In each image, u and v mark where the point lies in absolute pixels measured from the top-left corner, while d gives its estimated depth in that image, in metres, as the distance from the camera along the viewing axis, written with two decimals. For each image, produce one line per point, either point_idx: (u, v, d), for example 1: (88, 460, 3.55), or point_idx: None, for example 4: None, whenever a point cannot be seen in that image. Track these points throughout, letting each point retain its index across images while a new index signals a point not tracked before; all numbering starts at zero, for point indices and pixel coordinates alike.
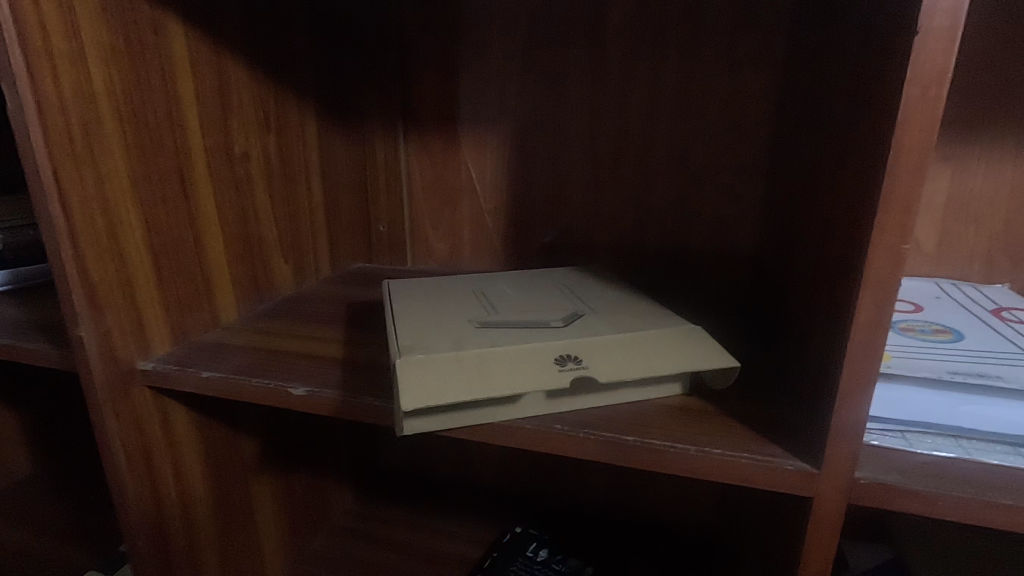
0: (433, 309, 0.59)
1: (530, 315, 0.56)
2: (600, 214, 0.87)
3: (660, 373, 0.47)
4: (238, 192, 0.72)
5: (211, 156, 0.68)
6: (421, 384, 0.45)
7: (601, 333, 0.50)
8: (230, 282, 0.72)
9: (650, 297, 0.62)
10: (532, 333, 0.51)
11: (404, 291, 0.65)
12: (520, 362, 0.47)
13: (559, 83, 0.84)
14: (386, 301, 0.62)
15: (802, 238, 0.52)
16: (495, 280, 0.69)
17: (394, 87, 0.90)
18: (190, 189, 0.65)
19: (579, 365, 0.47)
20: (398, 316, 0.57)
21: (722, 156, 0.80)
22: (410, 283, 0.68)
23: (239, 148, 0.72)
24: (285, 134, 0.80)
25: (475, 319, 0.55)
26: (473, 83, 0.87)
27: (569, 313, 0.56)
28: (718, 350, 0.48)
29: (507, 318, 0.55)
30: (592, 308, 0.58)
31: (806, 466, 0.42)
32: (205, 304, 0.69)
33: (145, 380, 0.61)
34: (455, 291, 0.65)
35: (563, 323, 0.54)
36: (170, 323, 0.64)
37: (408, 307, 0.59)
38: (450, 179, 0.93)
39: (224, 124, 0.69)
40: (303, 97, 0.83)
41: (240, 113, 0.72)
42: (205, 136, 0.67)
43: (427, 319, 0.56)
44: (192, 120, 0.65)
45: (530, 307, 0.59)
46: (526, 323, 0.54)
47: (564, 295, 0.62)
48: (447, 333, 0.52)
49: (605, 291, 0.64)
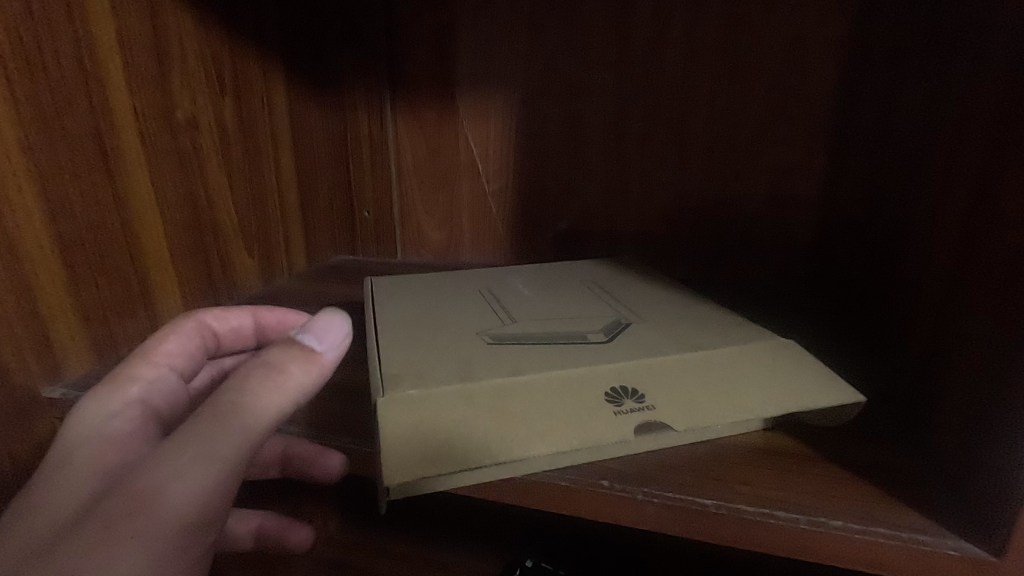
0: (428, 317, 0.45)
1: (560, 325, 0.42)
2: (626, 195, 0.73)
3: (761, 415, 0.34)
4: (183, 168, 0.58)
5: (143, 120, 0.53)
6: (416, 441, 0.31)
7: (668, 360, 0.37)
8: (175, 281, 0.58)
9: (705, 298, 0.49)
10: (571, 354, 0.37)
11: (392, 293, 0.51)
12: (558, 402, 0.34)
13: (578, 38, 0.70)
14: (367, 306, 0.48)
15: (940, 225, 0.39)
16: (504, 276, 0.55)
17: (379, 44, 0.76)
18: (114, 163, 0.50)
19: (643, 407, 0.34)
20: (382, 329, 0.43)
21: (776, 125, 0.66)
22: (400, 281, 0.54)
23: (184, 112, 0.57)
24: (246, 98, 0.65)
25: (486, 333, 0.41)
26: (473, 39, 0.73)
27: (611, 323, 0.43)
28: (830, 381, 0.36)
29: (529, 329, 0.42)
30: (639, 315, 0.44)
31: (976, 550, 0.30)
32: (141, 309, 0.54)
33: (53, 412, 0.47)
34: (456, 293, 0.51)
35: (607, 340, 0.40)
36: (90, 335, 0.50)
37: (395, 316, 0.45)
38: (446, 155, 0.79)
39: (162, 80, 0.55)
40: (267, 53, 0.68)
41: (183, 68, 0.57)
42: (134, 94, 0.52)
43: (421, 334, 0.42)
44: (114, 70, 0.50)
45: (557, 313, 0.45)
46: (558, 339, 0.40)
47: (597, 296, 0.49)
48: (450, 355, 0.38)
49: (647, 291, 0.50)
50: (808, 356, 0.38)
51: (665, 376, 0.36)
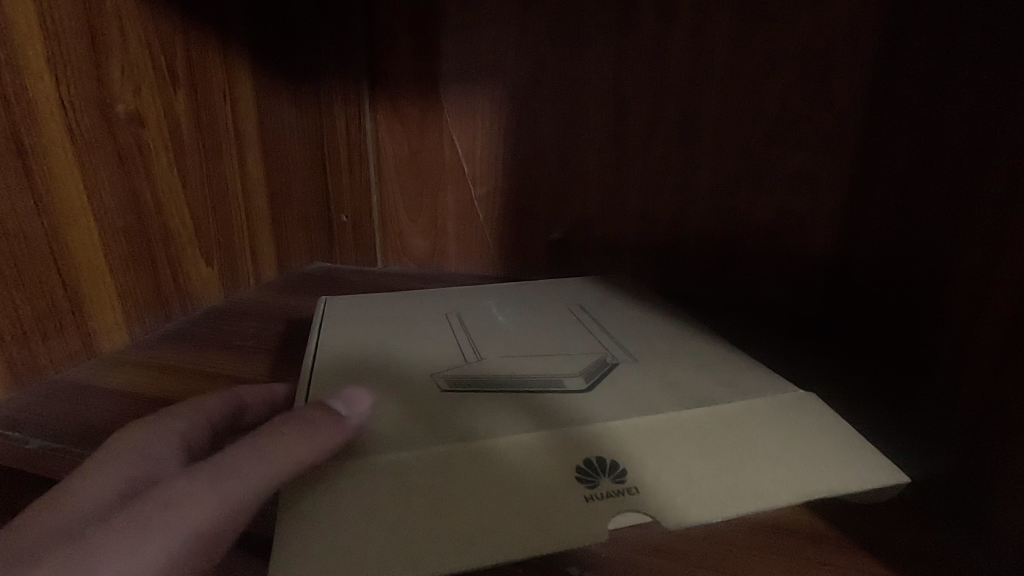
0: (383, 352, 0.39)
1: (535, 365, 0.36)
2: (625, 204, 0.66)
3: (768, 506, 0.27)
4: (125, 167, 0.51)
5: (72, 114, 0.47)
6: (332, 538, 0.26)
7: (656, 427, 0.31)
8: (115, 294, 0.52)
9: (707, 331, 0.42)
10: (543, 416, 0.32)
11: (347, 316, 0.45)
12: (519, 487, 0.28)
13: (573, 29, 0.63)
14: (314, 332, 0.42)
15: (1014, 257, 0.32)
16: (479, 297, 0.48)
17: (356, 36, 0.69)
18: (36, 165, 0.45)
19: (623, 492, 0.28)
20: (327, 366, 0.38)
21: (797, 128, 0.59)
22: (360, 301, 0.48)
23: (126, 106, 0.51)
24: (204, 91, 0.59)
25: (447, 375, 0.36)
26: (458, 30, 0.66)
27: (596, 362, 0.37)
28: (849, 461, 0.30)
29: (498, 371, 0.36)
30: (630, 356, 0.38)
31: None
32: (70, 327, 0.49)
33: None
34: (419, 318, 0.44)
35: (587, 384, 0.35)
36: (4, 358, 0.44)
37: (345, 349, 0.39)
38: (430, 157, 0.72)
39: (98, 72, 0.48)
40: (231, 42, 0.62)
41: (125, 56, 0.50)
42: (61, 84, 0.46)
43: (373, 375, 0.36)
44: (35, 59, 0.44)
45: (534, 349, 0.39)
46: (530, 386, 0.34)
47: (583, 327, 0.42)
48: (403, 411, 0.33)
49: (640, 322, 0.44)
50: (828, 427, 0.32)
51: (650, 450, 0.30)
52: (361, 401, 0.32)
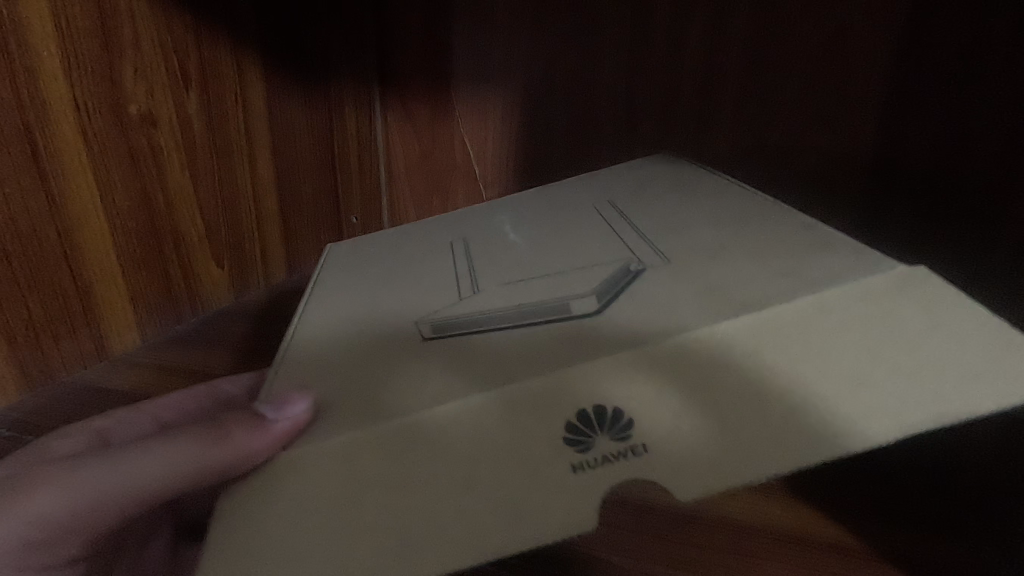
0: (377, 304, 0.36)
1: (539, 286, 0.31)
2: None
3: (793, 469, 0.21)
4: (136, 169, 0.51)
5: (86, 114, 0.46)
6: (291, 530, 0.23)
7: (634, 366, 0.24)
8: (126, 296, 0.52)
9: (746, 205, 0.36)
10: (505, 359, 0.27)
11: (341, 283, 0.42)
12: (506, 462, 0.23)
13: None
14: (294, 319, 0.39)
15: None
16: (489, 223, 0.44)
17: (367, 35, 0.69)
18: (49, 166, 0.44)
19: (620, 455, 0.23)
20: (293, 361, 0.34)
21: None
22: (349, 264, 0.45)
23: (137, 107, 0.50)
24: (214, 91, 0.57)
25: (431, 320, 0.31)
26: (467, 29, 0.66)
27: (617, 270, 0.31)
28: (940, 356, 0.22)
29: (499, 292, 0.32)
30: (652, 246, 0.33)
31: None
32: (83, 331, 0.49)
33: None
34: (425, 258, 0.42)
35: (593, 293, 0.29)
36: (15, 359, 0.45)
37: (317, 342, 0.35)
38: (441, 159, 0.72)
39: (110, 72, 0.48)
40: (241, 40, 0.60)
41: (138, 57, 0.50)
42: (75, 85, 0.45)
43: (342, 362, 0.32)
44: (49, 61, 0.44)
45: (544, 263, 0.35)
46: (529, 317, 0.29)
47: (604, 230, 0.38)
48: (377, 368, 0.29)
49: (675, 212, 0.38)
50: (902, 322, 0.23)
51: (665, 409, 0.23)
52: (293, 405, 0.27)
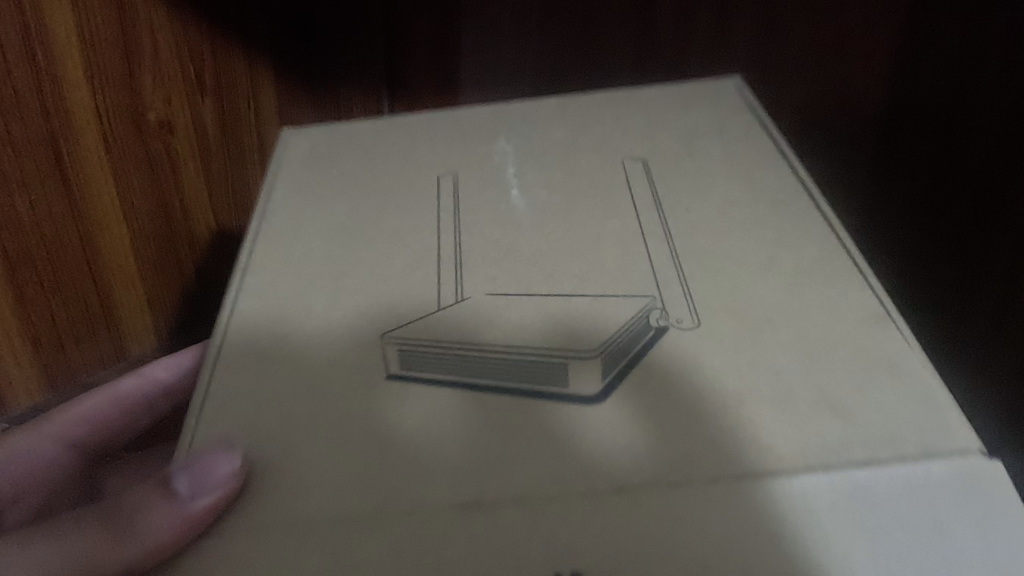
0: (350, 309, 0.36)
1: (528, 323, 0.33)
2: None
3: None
4: (155, 175, 0.52)
5: (107, 123, 0.48)
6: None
7: (613, 465, 0.28)
8: (144, 299, 0.53)
9: (774, 218, 0.38)
10: (497, 440, 0.29)
11: (325, 211, 0.43)
12: (490, 556, 0.26)
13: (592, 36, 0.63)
14: (235, 273, 0.38)
15: None
16: (492, 167, 0.45)
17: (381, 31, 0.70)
18: (73, 172, 0.46)
19: None
20: (242, 321, 0.36)
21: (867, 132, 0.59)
22: (332, 176, 0.46)
23: (156, 115, 0.52)
24: (229, 99, 0.59)
25: (399, 346, 0.32)
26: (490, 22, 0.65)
27: (633, 330, 0.32)
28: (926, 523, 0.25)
29: (489, 319, 0.33)
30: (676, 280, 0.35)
31: None
32: (103, 332, 0.50)
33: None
34: (412, 204, 0.43)
35: (600, 356, 0.30)
36: (40, 362, 0.46)
37: (262, 311, 0.36)
38: None
39: (131, 81, 0.49)
40: (256, 49, 0.61)
41: (157, 67, 0.51)
42: (98, 94, 0.47)
43: (299, 364, 0.33)
44: (73, 71, 0.45)
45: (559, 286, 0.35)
46: (516, 381, 0.31)
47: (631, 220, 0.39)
48: (350, 420, 0.30)
49: (712, 215, 0.39)
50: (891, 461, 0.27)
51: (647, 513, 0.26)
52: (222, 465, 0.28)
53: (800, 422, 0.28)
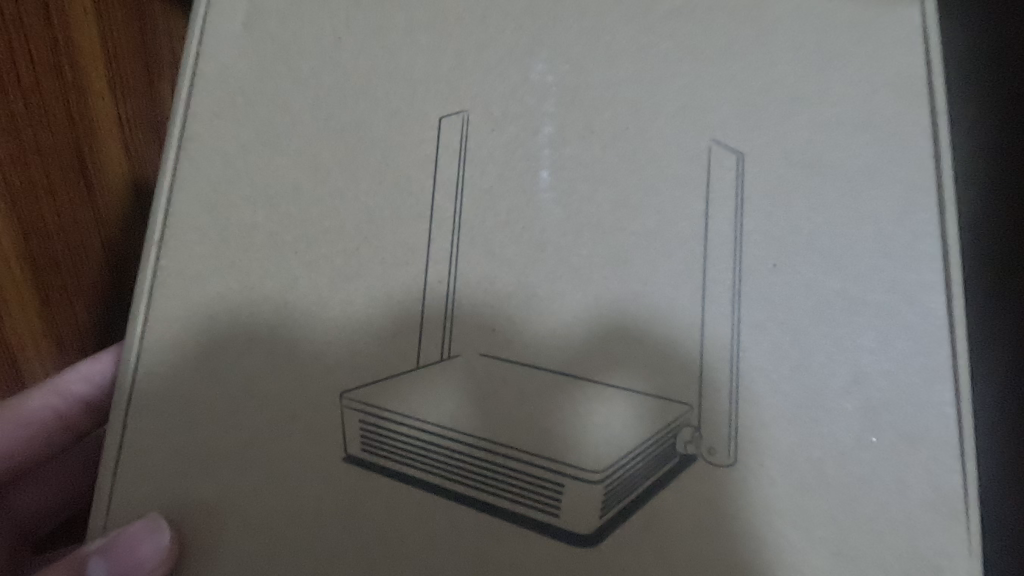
0: (303, 374, 0.32)
1: (505, 397, 0.31)
2: None
3: None
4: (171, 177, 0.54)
5: (128, 130, 0.49)
6: None
7: (550, 559, 0.30)
8: None
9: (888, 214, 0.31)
10: (433, 531, 0.31)
11: (293, 150, 0.34)
12: None
13: None
14: (143, 270, 0.33)
15: None
16: (522, 96, 0.33)
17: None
18: (95, 177, 0.47)
19: None
20: (167, 303, 0.33)
21: None
22: (294, 92, 0.35)
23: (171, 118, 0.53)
24: None
25: (357, 412, 0.32)
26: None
27: (652, 448, 0.31)
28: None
29: (495, 418, 0.32)
30: (729, 298, 0.31)
31: None
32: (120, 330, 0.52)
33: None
34: (406, 151, 0.34)
35: (602, 486, 0.30)
36: (60, 358, 0.48)
37: (195, 306, 0.33)
38: None
39: (151, 89, 0.51)
40: None
41: (170, 72, 0.52)
42: (121, 102, 0.48)
43: (232, 421, 0.32)
44: (97, 78, 0.46)
45: (586, 366, 0.31)
46: (503, 494, 0.31)
47: (699, 194, 0.31)
48: (297, 500, 0.31)
49: (789, 190, 0.31)
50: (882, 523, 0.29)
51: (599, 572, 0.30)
52: (148, 543, 0.29)
53: (837, 453, 0.29)
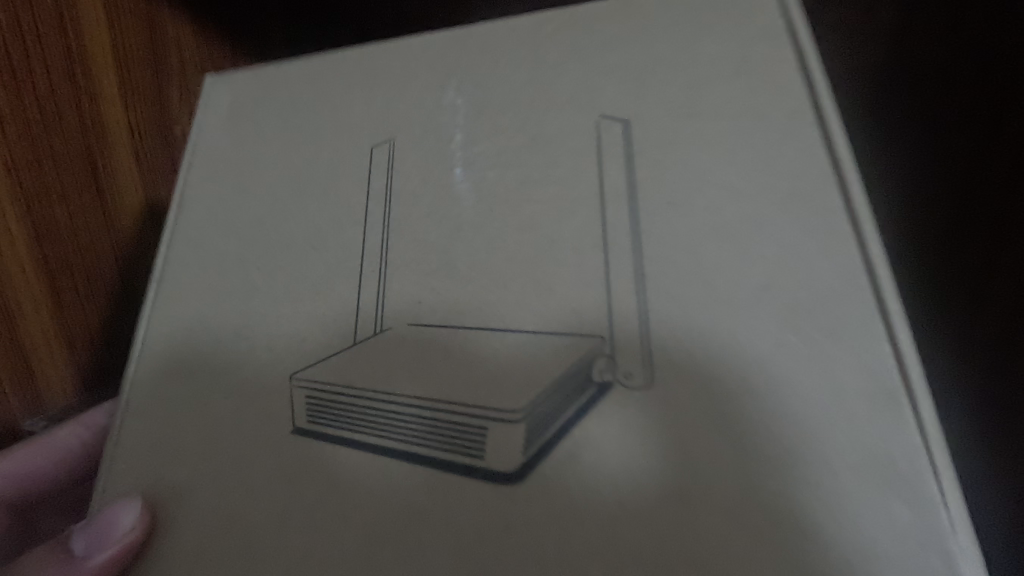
0: (262, 369, 0.33)
1: (437, 360, 0.30)
2: None
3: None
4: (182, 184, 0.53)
5: (139, 139, 0.49)
6: None
7: (480, 521, 0.26)
8: None
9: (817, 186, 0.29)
10: (372, 495, 0.28)
11: (273, 188, 0.39)
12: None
13: None
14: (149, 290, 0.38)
15: None
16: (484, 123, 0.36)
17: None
18: (105, 181, 0.47)
19: None
20: (164, 319, 0.37)
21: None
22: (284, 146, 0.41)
23: (182, 128, 0.52)
24: None
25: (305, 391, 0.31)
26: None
27: (561, 391, 0.27)
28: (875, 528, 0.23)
29: (425, 371, 0.30)
30: (633, 263, 0.29)
31: None
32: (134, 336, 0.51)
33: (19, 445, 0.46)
34: (353, 172, 0.38)
35: (522, 424, 0.27)
36: (75, 364, 0.47)
37: (177, 318, 0.37)
38: None
39: (160, 96, 0.50)
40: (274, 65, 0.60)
41: (182, 82, 0.52)
42: (131, 110, 0.48)
43: (204, 408, 0.33)
44: (108, 88, 0.46)
45: (522, 322, 0.30)
46: (432, 446, 0.29)
47: (591, 173, 0.32)
48: (252, 480, 0.31)
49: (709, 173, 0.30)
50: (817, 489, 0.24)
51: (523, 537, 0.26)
52: (120, 523, 0.30)
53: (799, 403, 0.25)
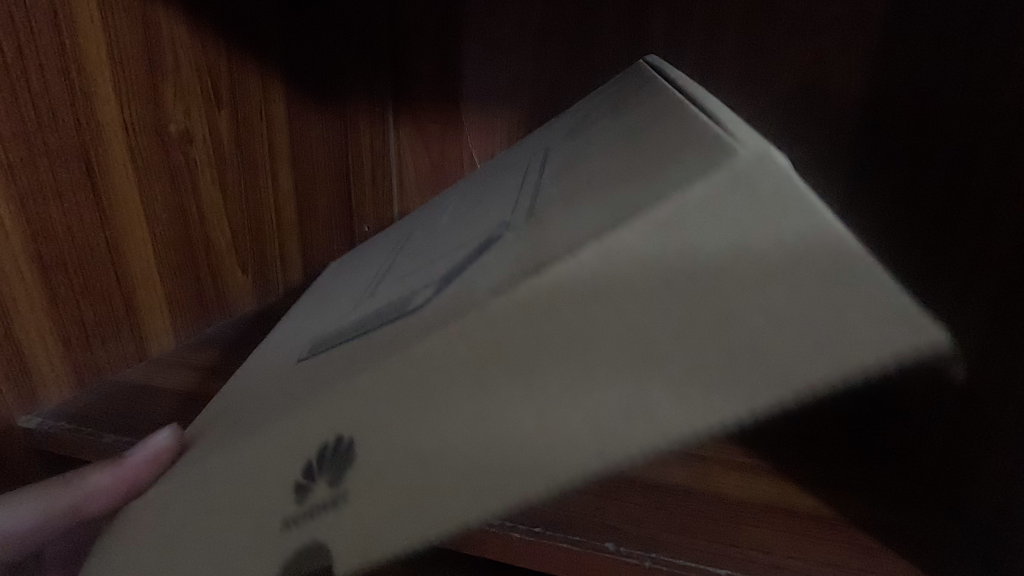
0: (279, 360, 0.33)
1: (411, 280, 0.28)
2: None
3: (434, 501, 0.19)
4: (174, 183, 0.53)
5: (133, 136, 0.49)
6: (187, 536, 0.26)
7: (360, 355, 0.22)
8: (164, 299, 0.55)
9: None
10: (299, 381, 0.26)
11: (348, 273, 0.44)
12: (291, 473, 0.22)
13: (585, 63, 0.65)
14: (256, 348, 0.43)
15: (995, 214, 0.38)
16: None
17: (379, 14, 0.71)
18: (99, 178, 0.47)
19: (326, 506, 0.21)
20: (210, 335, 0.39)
21: (806, 42, 0.56)
22: (374, 248, 0.46)
23: (175, 126, 0.53)
24: (261, 130, 0.61)
25: (312, 344, 0.30)
26: (494, 30, 0.67)
27: (469, 255, 0.24)
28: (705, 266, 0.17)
29: (379, 303, 0.28)
30: (538, 186, 0.28)
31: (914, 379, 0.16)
32: (126, 332, 0.52)
33: (13, 441, 0.45)
34: (390, 244, 0.41)
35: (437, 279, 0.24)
36: (69, 360, 0.48)
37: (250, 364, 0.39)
38: (449, 166, 0.74)
39: (154, 94, 0.50)
40: (269, 74, 0.61)
41: (177, 83, 0.52)
42: (127, 108, 0.48)
43: (239, 395, 0.32)
44: (102, 84, 0.46)
45: (470, 231, 0.28)
46: (374, 324, 0.25)
47: (548, 158, 0.31)
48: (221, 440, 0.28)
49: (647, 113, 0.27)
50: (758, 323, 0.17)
51: (448, 433, 0.19)
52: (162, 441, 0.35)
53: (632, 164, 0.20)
